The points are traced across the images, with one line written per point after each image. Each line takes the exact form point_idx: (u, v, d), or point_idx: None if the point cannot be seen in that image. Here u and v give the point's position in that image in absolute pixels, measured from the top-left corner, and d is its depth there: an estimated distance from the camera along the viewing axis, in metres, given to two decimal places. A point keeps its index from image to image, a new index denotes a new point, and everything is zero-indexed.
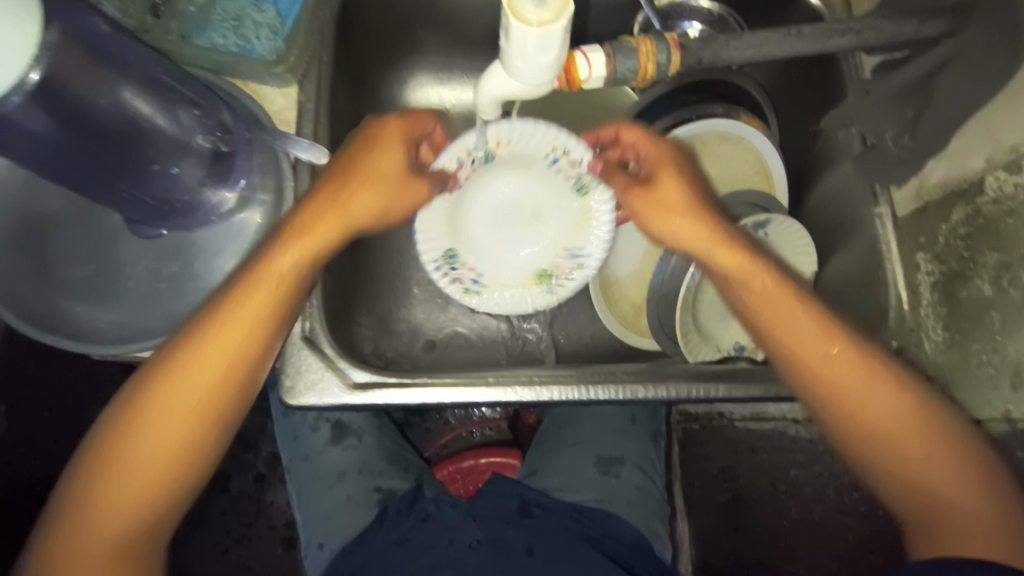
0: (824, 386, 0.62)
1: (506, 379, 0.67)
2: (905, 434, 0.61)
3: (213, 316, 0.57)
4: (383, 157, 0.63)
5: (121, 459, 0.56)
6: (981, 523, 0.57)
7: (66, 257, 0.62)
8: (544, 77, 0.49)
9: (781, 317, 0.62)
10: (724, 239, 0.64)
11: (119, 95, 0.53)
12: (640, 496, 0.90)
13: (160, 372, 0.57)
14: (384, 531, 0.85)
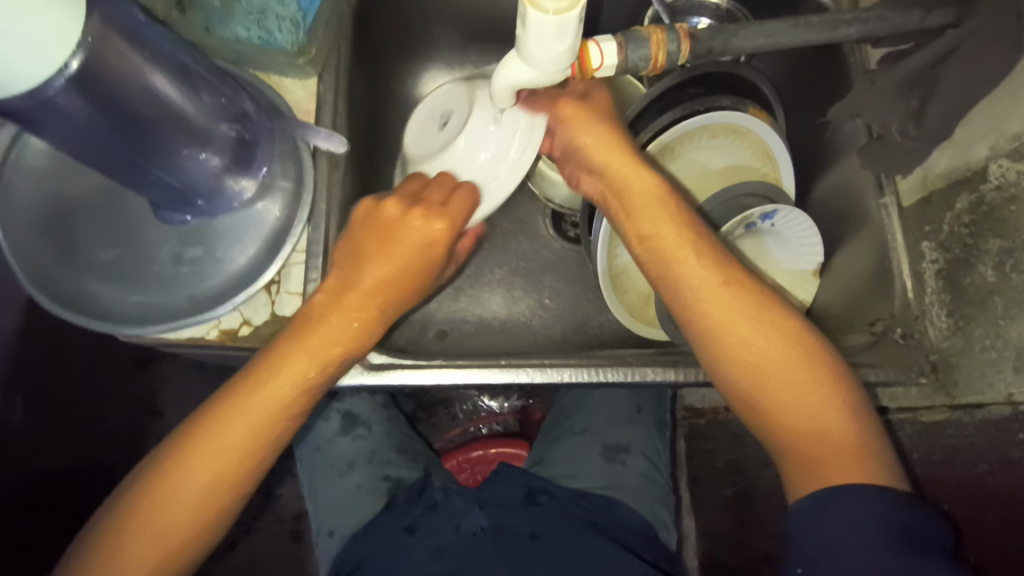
0: (705, 321, 0.56)
1: (517, 362, 0.69)
2: (784, 367, 0.54)
3: (312, 329, 0.58)
4: (411, 233, 0.63)
5: (173, 478, 0.55)
6: (841, 444, 0.52)
7: (94, 241, 0.64)
8: (559, 64, 0.51)
9: (692, 274, 0.56)
10: (643, 176, 0.60)
11: (152, 82, 0.55)
12: (645, 484, 0.91)
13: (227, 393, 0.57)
14: (394, 518, 0.86)
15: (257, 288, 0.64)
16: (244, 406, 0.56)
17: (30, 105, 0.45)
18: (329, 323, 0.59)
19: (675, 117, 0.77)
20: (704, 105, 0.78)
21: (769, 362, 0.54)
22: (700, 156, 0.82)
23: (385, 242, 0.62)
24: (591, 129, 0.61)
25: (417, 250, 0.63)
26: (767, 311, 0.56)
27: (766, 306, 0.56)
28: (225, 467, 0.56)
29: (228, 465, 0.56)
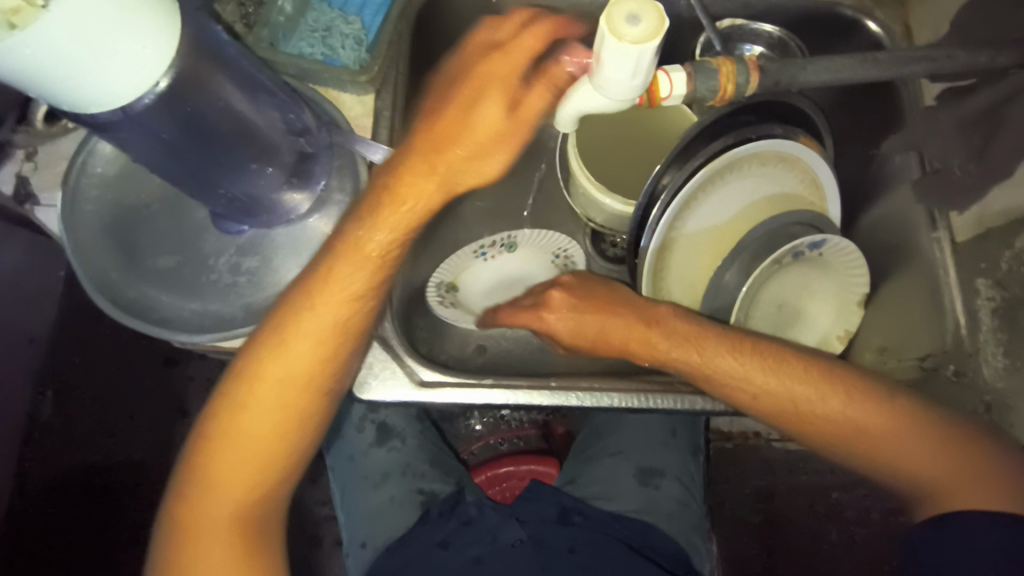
0: (778, 412, 0.68)
1: (566, 385, 0.68)
2: (868, 425, 0.65)
3: (297, 322, 0.59)
4: (478, 120, 0.56)
5: (199, 512, 0.59)
6: (965, 479, 0.61)
7: (155, 248, 0.66)
8: (627, 93, 0.51)
9: (735, 371, 0.67)
10: (638, 330, 0.71)
11: (230, 99, 0.56)
12: (680, 509, 0.91)
13: (218, 420, 0.60)
14: (429, 530, 0.86)
15: None
16: (237, 435, 0.60)
17: (120, 120, 0.46)
18: (303, 334, 0.60)
19: (725, 144, 0.77)
20: (756, 133, 0.77)
21: (865, 427, 0.65)
22: (750, 182, 0.81)
23: (449, 141, 0.57)
24: (559, 319, 0.74)
25: (489, 140, 0.57)
26: (827, 386, 0.66)
27: (807, 374, 0.67)
28: (252, 479, 0.60)
29: (248, 494, 0.60)
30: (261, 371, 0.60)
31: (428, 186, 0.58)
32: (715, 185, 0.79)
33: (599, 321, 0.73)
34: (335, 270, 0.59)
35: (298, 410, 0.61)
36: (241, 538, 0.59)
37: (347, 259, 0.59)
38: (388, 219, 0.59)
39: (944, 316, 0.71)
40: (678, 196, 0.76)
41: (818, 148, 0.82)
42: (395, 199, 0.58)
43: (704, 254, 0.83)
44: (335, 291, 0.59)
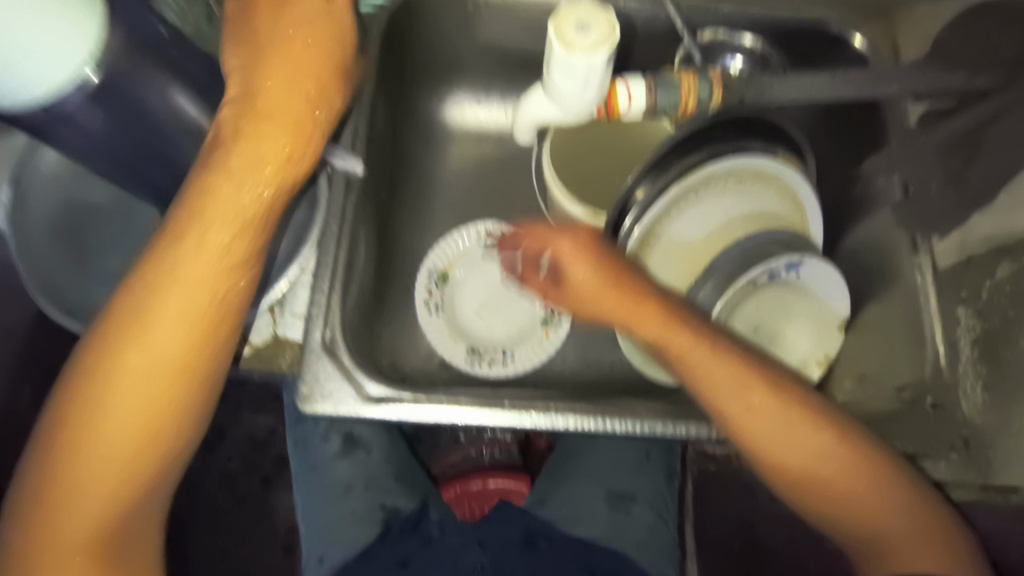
0: (757, 444, 0.63)
1: (522, 404, 0.66)
2: (832, 473, 0.62)
3: (167, 269, 0.54)
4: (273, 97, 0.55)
5: (76, 456, 0.53)
6: (916, 539, 0.60)
7: (103, 247, 0.64)
8: (583, 105, 0.49)
9: (713, 367, 0.63)
10: (647, 305, 0.65)
11: (171, 97, 0.54)
12: (651, 537, 0.88)
13: (87, 373, 0.54)
14: (388, 549, 0.84)
15: None
16: (117, 383, 0.53)
17: (45, 117, 0.48)
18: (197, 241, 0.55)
19: (700, 158, 0.73)
20: (732, 147, 0.74)
21: (836, 470, 0.62)
22: (727, 201, 0.78)
23: (298, 68, 0.56)
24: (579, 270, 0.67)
25: (316, 71, 0.57)
26: (815, 422, 0.63)
27: (791, 411, 0.63)
28: (137, 442, 0.54)
29: (139, 457, 0.54)
30: (154, 289, 0.54)
31: (278, 133, 0.55)
32: (689, 201, 0.77)
33: (600, 281, 0.66)
34: (250, 162, 0.55)
35: (199, 338, 0.56)
36: (124, 508, 0.54)
37: (283, 130, 0.56)
38: (275, 151, 0.56)
39: (921, 345, 0.69)
40: (650, 211, 0.74)
41: (799, 166, 0.79)
42: (259, 122, 0.55)
43: (679, 274, 0.80)
44: (258, 169, 0.55)
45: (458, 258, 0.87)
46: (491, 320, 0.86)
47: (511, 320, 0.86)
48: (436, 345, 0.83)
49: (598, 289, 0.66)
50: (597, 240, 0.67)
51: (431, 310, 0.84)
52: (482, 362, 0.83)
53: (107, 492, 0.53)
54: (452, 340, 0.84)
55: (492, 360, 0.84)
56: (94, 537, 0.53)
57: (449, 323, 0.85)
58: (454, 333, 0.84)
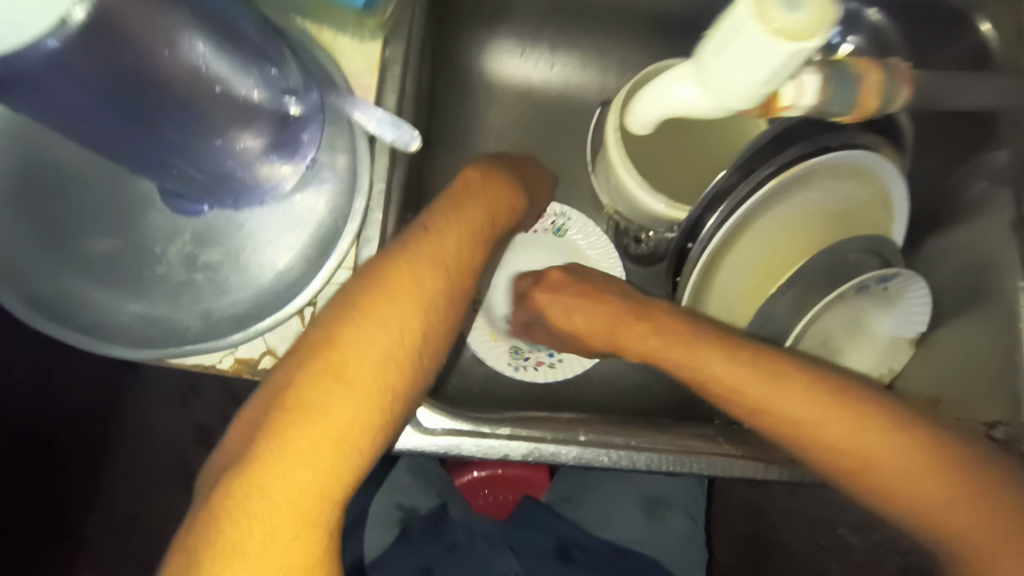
0: (855, 464, 0.52)
1: (597, 439, 0.56)
2: (966, 516, 0.48)
3: (413, 261, 0.50)
4: (461, 228, 0.54)
5: (280, 481, 0.42)
6: None
7: (82, 225, 0.50)
8: (748, 101, 0.43)
9: (809, 418, 0.53)
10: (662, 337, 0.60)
11: (182, 47, 0.39)
12: (687, 546, 0.83)
13: (320, 356, 0.46)
14: (409, 556, 0.77)
15: (287, 315, 0.50)
16: (344, 369, 0.46)
17: (7, 75, 0.31)
18: (384, 321, 0.48)
19: (801, 152, 0.64)
20: (837, 141, 0.65)
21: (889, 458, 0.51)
22: (819, 197, 0.68)
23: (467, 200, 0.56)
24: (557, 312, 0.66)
25: (499, 202, 0.60)
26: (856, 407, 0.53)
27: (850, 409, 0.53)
28: (359, 434, 0.45)
29: (358, 447, 0.45)
30: (336, 369, 0.45)
31: (459, 250, 0.53)
32: (783, 195, 0.66)
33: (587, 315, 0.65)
34: (415, 251, 0.50)
35: (428, 304, 0.50)
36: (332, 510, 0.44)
37: (453, 238, 0.53)
38: (453, 260, 0.52)
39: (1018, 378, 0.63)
40: (740, 209, 0.64)
41: (898, 161, 0.70)
42: (447, 247, 0.52)
43: (757, 279, 0.70)
44: (438, 256, 0.51)
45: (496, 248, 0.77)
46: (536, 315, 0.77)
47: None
48: (474, 348, 0.74)
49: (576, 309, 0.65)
50: (566, 278, 0.68)
51: (472, 306, 0.74)
52: (524, 364, 0.75)
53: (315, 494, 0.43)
54: (493, 340, 0.74)
55: (539, 361, 0.75)
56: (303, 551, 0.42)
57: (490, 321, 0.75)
58: (496, 333, 0.75)
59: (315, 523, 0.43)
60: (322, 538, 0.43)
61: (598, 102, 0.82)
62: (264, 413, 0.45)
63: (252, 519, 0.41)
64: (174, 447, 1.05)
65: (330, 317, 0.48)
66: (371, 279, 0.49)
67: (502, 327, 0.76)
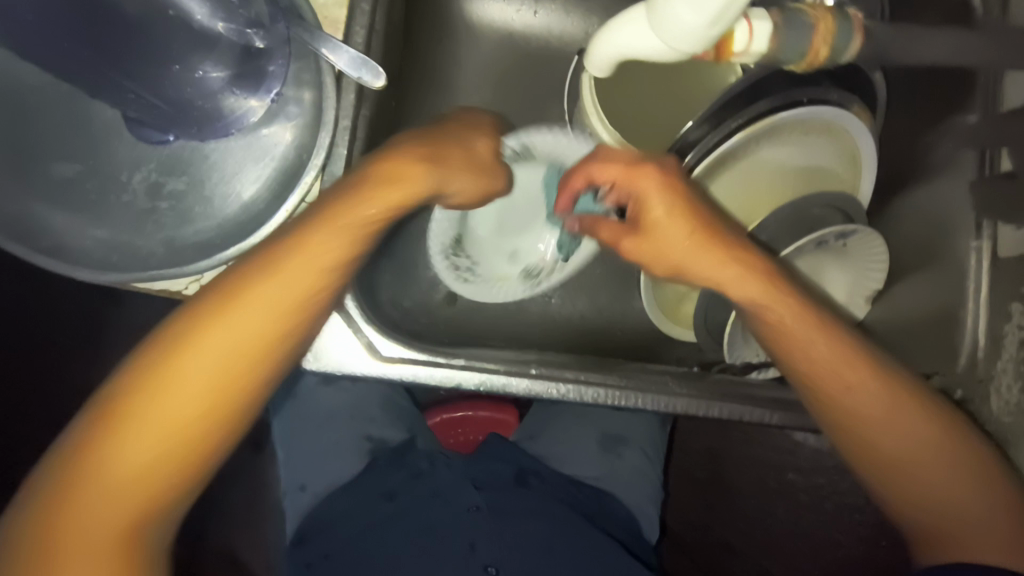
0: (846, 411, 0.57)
1: (549, 373, 0.59)
2: (931, 450, 0.57)
3: (351, 206, 0.50)
4: (432, 172, 0.54)
5: (152, 396, 0.48)
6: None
7: (44, 150, 0.50)
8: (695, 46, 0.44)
9: (813, 352, 0.56)
10: (737, 257, 0.57)
11: None
12: (638, 478, 0.90)
13: (221, 299, 0.48)
14: (374, 481, 0.82)
15: (252, 246, 0.51)
16: (234, 312, 0.48)
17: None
18: (294, 273, 0.49)
19: (771, 105, 0.63)
20: (807, 96, 0.64)
21: (929, 448, 0.57)
22: (785, 152, 0.69)
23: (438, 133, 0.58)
24: (670, 229, 0.56)
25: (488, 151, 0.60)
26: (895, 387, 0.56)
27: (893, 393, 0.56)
28: (240, 365, 0.49)
29: (221, 378, 0.48)
30: (230, 309, 0.48)
31: (429, 189, 0.53)
32: (748, 149, 0.66)
33: (687, 225, 0.56)
34: (381, 173, 0.51)
35: (341, 255, 0.50)
36: (178, 439, 0.48)
37: (425, 165, 0.54)
38: (414, 199, 0.53)
39: (959, 337, 0.66)
40: (705, 160, 0.64)
41: (868, 118, 0.69)
42: (399, 190, 0.52)
43: (722, 225, 0.71)
44: (413, 176, 0.52)
45: (448, 231, 0.70)
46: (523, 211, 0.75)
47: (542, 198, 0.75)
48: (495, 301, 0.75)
49: (678, 218, 0.56)
50: (684, 179, 0.56)
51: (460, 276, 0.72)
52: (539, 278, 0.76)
53: (180, 415, 0.48)
54: (504, 280, 0.75)
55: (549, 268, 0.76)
56: (127, 473, 0.47)
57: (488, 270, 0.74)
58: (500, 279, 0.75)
59: (230, 422, 0.50)
60: (165, 451, 0.48)
61: (577, 48, 0.80)
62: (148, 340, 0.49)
63: (104, 435, 0.47)
64: None
65: (264, 252, 0.50)
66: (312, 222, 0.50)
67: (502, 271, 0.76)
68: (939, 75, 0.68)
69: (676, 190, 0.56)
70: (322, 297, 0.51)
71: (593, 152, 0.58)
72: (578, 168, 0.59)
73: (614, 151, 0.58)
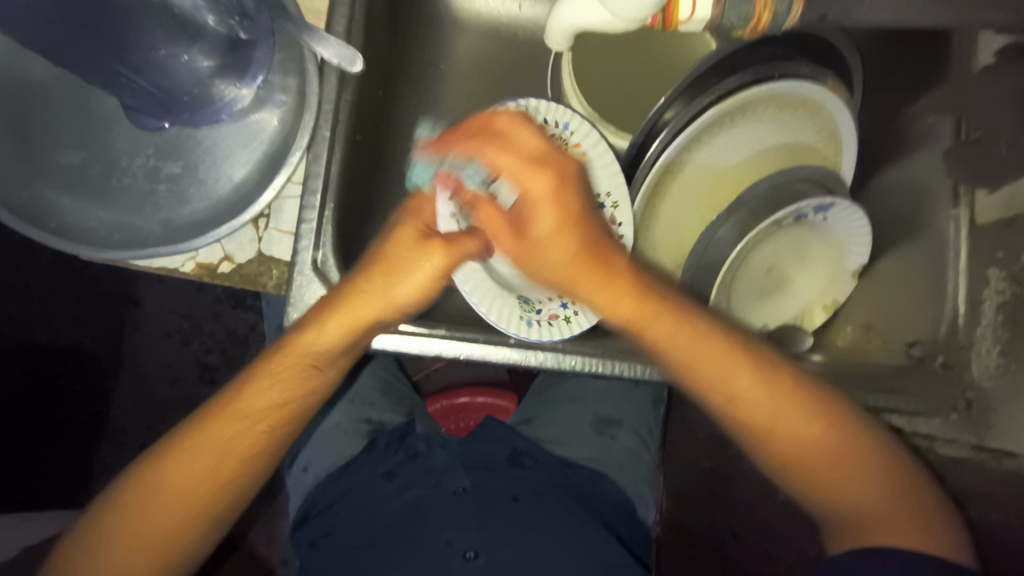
0: (746, 415, 0.57)
1: (527, 342, 0.63)
2: (825, 445, 0.56)
3: (362, 285, 0.56)
4: (418, 272, 0.57)
5: (184, 463, 0.54)
6: (902, 514, 0.54)
7: (55, 139, 0.55)
8: (636, 13, 0.48)
9: (684, 351, 0.57)
10: (624, 273, 0.57)
11: None
12: (632, 460, 0.91)
13: (250, 373, 0.56)
14: (372, 462, 0.83)
15: (241, 223, 0.56)
16: (263, 377, 0.55)
17: None
18: (301, 352, 0.56)
19: (742, 81, 0.64)
20: (778, 70, 0.65)
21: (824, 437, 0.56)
22: (762, 129, 0.69)
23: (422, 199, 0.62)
24: (544, 218, 0.55)
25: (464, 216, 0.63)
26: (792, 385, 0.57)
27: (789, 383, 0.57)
28: (261, 427, 0.55)
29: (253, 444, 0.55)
30: (258, 375, 0.55)
31: (414, 292, 0.57)
32: (723, 126, 0.67)
33: (574, 245, 0.56)
34: (383, 258, 0.57)
35: (355, 332, 0.56)
36: (216, 493, 0.54)
37: (405, 241, 0.58)
38: (397, 297, 0.57)
39: (940, 304, 0.67)
40: (680, 136, 0.65)
41: (845, 95, 0.70)
42: (388, 285, 0.56)
43: (706, 199, 0.70)
44: (406, 255, 0.57)
45: (487, 279, 0.64)
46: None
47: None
48: (483, 307, 0.62)
49: (563, 238, 0.56)
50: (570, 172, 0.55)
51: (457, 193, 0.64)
52: (536, 315, 0.63)
53: (218, 475, 0.54)
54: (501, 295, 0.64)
55: (552, 315, 0.64)
56: (171, 526, 0.53)
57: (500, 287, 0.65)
58: (501, 308, 0.63)
59: (258, 462, 0.56)
60: (206, 506, 0.54)
61: None
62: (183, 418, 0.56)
63: (145, 493, 0.53)
64: (176, 368, 1.15)
65: (291, 327, 0.57)
66: (330, 300, 0.56)
67: (507, 304, 0.64)
68: (916, 41, 0.68)
69: (567, 190, 0.55)
70: (344, 358, 0.58)
71: (487, 121, 0.56)
72: (460, 139, 0.58)
73: (525, 137, 0.55)
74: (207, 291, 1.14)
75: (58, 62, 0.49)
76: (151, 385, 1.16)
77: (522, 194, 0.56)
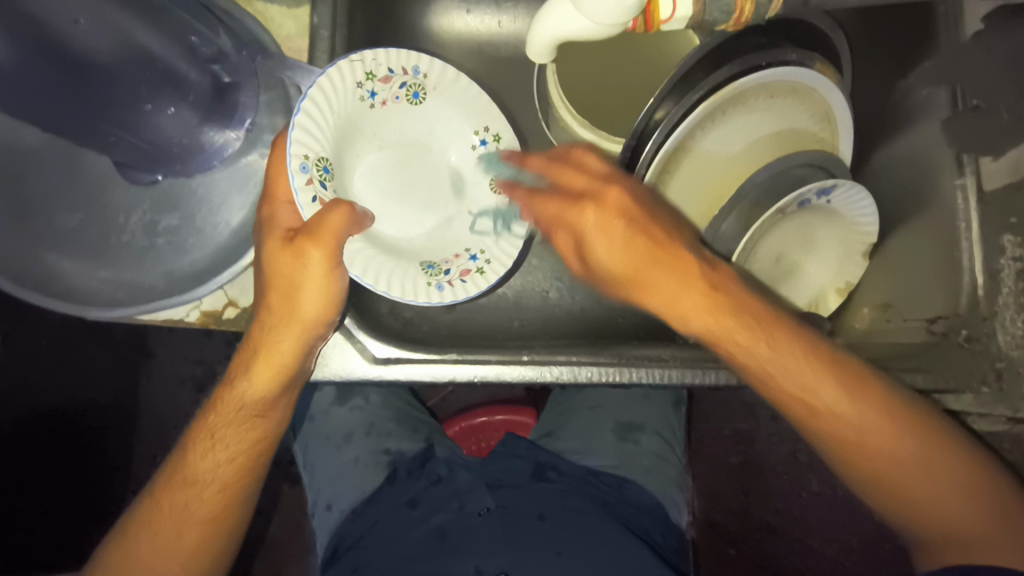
0: (827, 422, 0.56)
1: (540, 357, 0.62)
2: (907, 463, 0.56)
3: (269, 315, 0.55)
4: (306, 279, 0.53)
5: (149, 535, 0.57)
6: (984, 532, 0.54)
7: (48, 202, 0.56)
8: (618, 15, 0.47)
9: (768, 364, 0.56)
10: (695, 285, 0.55)
11: (100, 14, 0.44)
12: (658, 464, 0.89)
13: (193, 438, 0.59)
14: (396, 491, 0.82)
15: (242, 267, 0.56)
16: (209, 443, 0.58)
17: None
18: (227, 413, 0.58)
19: (730, 73, 0.63)
20: (766, 59, 0.63)
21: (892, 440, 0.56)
22: (754, 119, 0.67)
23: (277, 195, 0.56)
24: (603, 246, 0.55)
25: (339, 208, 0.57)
26: (856, 382, 0.56)
27: (794, 359, 0.56)
28: (217, 488, 0.58)
29: (221, 505, 0.58)
30: (201, 439, 0.58)
31: (319, 302, 0.54)
32: (715, 120, 0.66)
33: (635, 259, 0.55)
34: (273, 279, 0.54)
35: (277, 369, 0.56)
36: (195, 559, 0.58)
37: (274, 254, 0.54)
38: (303, 315, 0.54)
39: (958, 275, 0.65)
40: (673, 135, 0.63)
41: (835, 75, 0.69)
42: (289, 309, 0.54)
43: (711, 190, 0.69)
44: (282, 268, 0.53)
45: (373, 256, 0.60)
46: (422, 194, 0.67)
47: (443, 181, 0.68)
48: (383, 284, 0.60)
49: (620, 243, 0.55)
50: (641, 199, 0.56)
51: (321, 174, 0.58)
52: (445, 279, 0.63)
53: (191, 541, 0.57)
54: (399, 264, 0.62)
55: (465, 271, 0.65)
56: None
57: (387, 253, 0.62)
58: (402, 283, 0.61)
59: (223, 520, 0.59)
60: (184, 571, 0.58)
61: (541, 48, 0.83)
62: (146, 492, 0.60)
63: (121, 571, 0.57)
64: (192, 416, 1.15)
65: (228, 379, 0.59)
66: (251, 351, 0.56)
67: (404, 273, 0.62)
68: (902, 14, 0.68)
69: (636, 214, 0.55)
70: (283, 399, 0.59)
71: (563, 152, 0.61)
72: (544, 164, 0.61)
73: (595, 164, 0.59)
74: (217, 336, 1.14)
75: (46, 128, 0.50)
76: (169, 434, 1.15)
77: (574, 228, 0.57)
